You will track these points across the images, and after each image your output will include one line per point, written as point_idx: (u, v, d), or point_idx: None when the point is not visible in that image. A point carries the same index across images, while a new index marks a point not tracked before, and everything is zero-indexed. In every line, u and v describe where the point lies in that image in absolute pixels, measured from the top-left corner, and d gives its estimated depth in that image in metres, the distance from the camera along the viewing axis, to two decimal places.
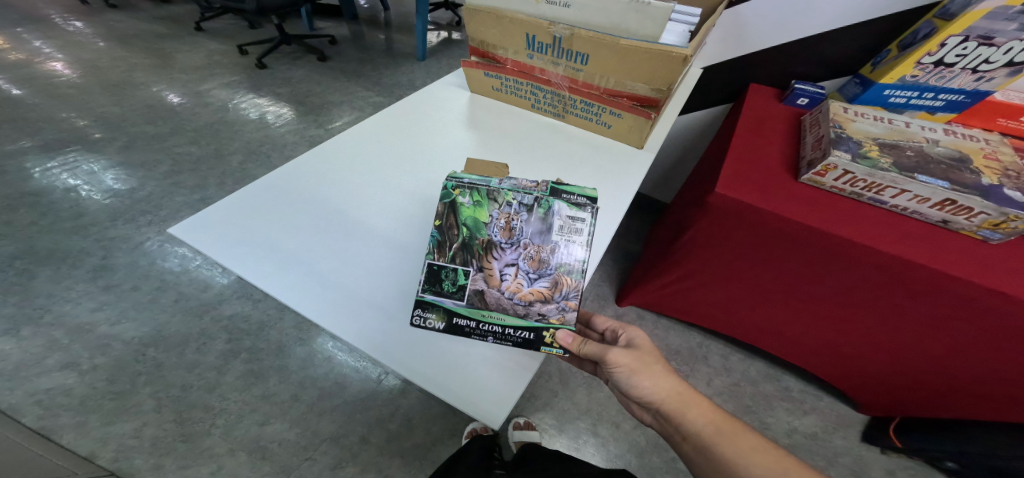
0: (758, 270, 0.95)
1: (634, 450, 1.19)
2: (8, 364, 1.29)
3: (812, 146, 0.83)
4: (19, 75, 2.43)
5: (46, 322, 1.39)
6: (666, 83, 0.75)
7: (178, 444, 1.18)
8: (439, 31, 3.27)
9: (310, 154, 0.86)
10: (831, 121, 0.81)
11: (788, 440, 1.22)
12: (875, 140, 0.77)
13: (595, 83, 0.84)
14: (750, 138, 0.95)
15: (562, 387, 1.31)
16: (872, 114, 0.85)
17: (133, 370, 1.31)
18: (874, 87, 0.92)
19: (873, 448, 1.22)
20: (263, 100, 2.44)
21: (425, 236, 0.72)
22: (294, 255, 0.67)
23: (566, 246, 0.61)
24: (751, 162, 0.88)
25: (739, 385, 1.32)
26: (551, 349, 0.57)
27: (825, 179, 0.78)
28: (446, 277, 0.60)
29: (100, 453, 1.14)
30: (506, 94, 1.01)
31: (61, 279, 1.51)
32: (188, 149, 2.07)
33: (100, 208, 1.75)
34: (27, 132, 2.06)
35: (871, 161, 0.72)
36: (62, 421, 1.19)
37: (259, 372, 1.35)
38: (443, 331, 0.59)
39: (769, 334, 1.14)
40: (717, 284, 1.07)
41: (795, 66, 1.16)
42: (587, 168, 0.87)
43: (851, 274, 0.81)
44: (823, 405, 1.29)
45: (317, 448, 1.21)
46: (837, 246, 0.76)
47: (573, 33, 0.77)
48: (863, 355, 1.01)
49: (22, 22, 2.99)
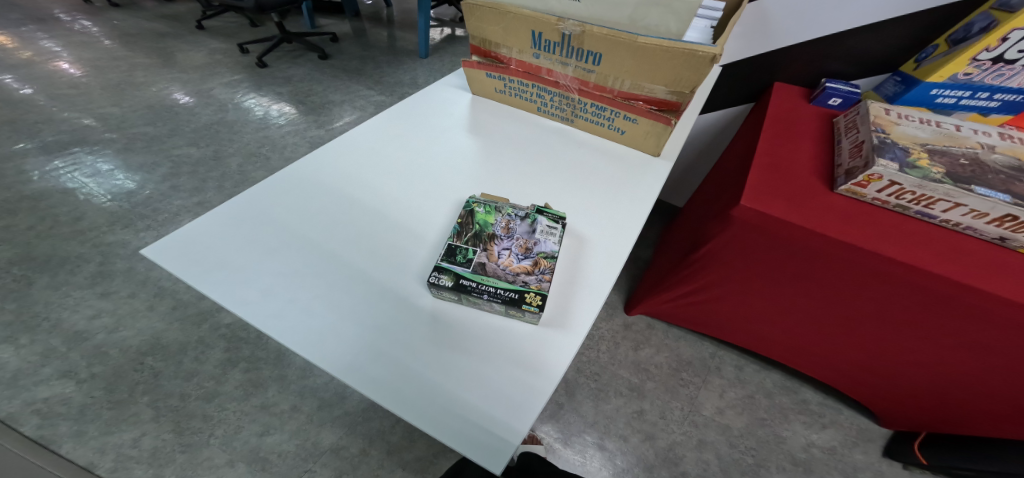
0: (782, 285, 0.88)
1: (643, 465, 1.12)
2: (6, 372, 1.26)
3: (851, 154, 0.77)
4: (20, 75, 2.41)
5: (44, 330, 1.36)
6: (689, 85, 0.69)
7: (177, 454, 1.14)
8: (443, 27, 3.20)
9: (300, 164, 0.82)
10: (873, 125, 0.74)
11: (805, 455, 1.15)
12: (924, 145, 0.71)
13: (607, 85, 0.77)
14: (776, 144, 0.88)
15: (569, 399, 1.23)
16: (917, 117, 0.78)
17: (131, 379, 1.28)
18: (921, 86, 0.86)
19: (896, 464, 1.14)
20: (264, 99, 2.39)
21: (422, 255, 0.67)
22: (280, 278, 0.62)
23: (546, 241, 0.66)
24: (778, 172, 0.82)
25: (754, 397, 1.25)
26: (530, 307, 0.56)
27: (866, 189, 0.72)
28: (460, 252, 0.63)
29: (99, 463, 1.11)
30: (510, 97, 0.95)
31: (59, 285, 1.47)
32: (187, 150, 2.04)
33: (100, 212, 1.72)
34: (27, 133, 2.03)
35: (923, 171, 0.66)
36: (60, 431, 1.15)
37: (258, 381, 1.30)
38: (450, 290, 0.58)
39: (790, 350, 1.08)
40: (736, 298, 1.02)
41: (822, 62, 1.08)
42: (598, 178, 0.81)
43: (888, 293, 0.74)
44: (844, 419, 1.22)
45: (317, 459, 1.16)
46: (875, 264, 0.70)
47: (584, 30, 0.70)
48: (895, 374, 0.94)
49: (26, 22, 2.97)
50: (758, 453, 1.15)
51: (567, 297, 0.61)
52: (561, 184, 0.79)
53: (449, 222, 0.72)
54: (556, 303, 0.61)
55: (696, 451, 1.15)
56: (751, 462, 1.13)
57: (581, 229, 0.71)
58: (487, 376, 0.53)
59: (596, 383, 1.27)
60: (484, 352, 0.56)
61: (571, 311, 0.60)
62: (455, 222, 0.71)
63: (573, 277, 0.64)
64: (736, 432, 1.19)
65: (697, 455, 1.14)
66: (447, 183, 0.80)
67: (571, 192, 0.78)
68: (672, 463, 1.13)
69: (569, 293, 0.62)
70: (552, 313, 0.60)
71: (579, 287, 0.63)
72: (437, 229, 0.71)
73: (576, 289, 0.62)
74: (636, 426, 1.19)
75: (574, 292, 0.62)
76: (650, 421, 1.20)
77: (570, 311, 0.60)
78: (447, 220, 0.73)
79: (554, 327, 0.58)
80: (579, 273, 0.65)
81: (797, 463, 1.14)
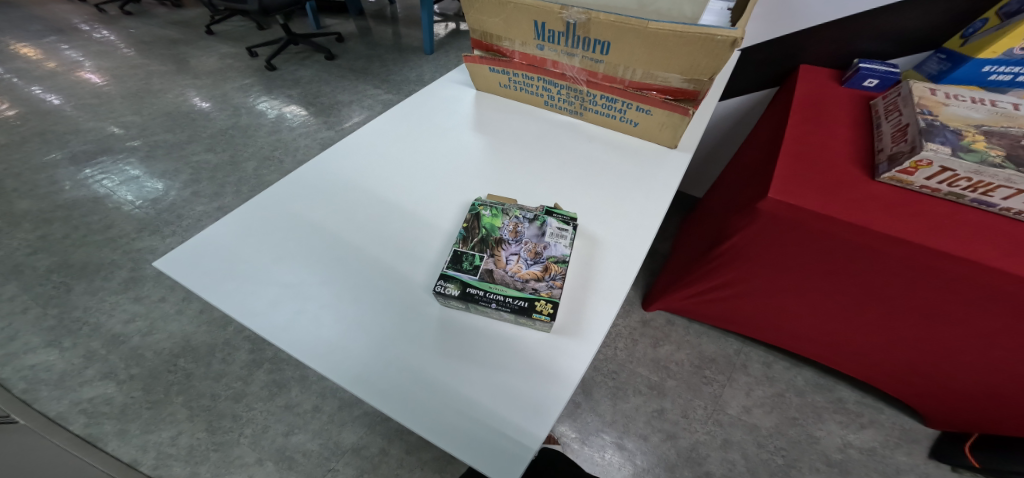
0: (816, 280, 0.83)
1: (664, 465, 1.10)
2: (53, 374, 1.33)
3: (893, 137, 0.71)
4: (47, 86, 2.50)
5: (84, 334, 1.43)
6: (707, 73, 0.63)
7: (211, 453, 1.19)
8: (448, 22, 3.15)
9: (305, 169, 0.81)
10: (917, 106, 0.68)
11: (841, 456, 1.10)
12: (977, 127, 0.64)
13: (617, 75, 0.73)
14: (804, 129, 0.82)
15: (586, 398, 1.21)
16: (967, 96, 0.71)
17: (167, 380, 1.33)
18: (971, 63, 0.78)
19: (943, 466, 1.07)
20: (275, 102, 2.42)
21: (428, 260, 0.65)
22: (287, 289, 0.62)
23: (556, 244, 0.63)
24: (809, 160, 0.76)
25: (784, 396, 1.20)
26: (540, 316, 0.54)
27: (913, 177, 0.66)
28: (467, 259, 0.61)
29: (143, 460, 1.17)
30: (516, 91, 0.91)
31: (95, 291, 1.55)
32: (205, 156, 2.09)
33: (128, 219, 1.79)
34: (57, 144, 2.12)
35: (980, 155, 0.60)
36: (105, 429, 1.22)
37: (281, 382, 1.34)
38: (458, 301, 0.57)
39: (823, 345, 1.02)
40: (764, 294, 0.96)
41: (854, 43, 0.99)
42: (610, 174, 0.77)
43: (940, 289, 0.68)
44: (884, 419, 1.15)
45: (340, 459, 1.19)
46: (926, 258, 0.64)
47: (590, 18, 0.65)
48: (940, 368, 0.87)
49: (47, 33, 3.08)
50: (788, 453, 1.11)
51: (579, 303, 0.58)
52: (571, 182, 0.76)
53: (455, 226, 0.70)
54: (569, 310, 0.58)
55: (720, 451, 1.12)
56: (781, 462, 1.09)
57: (595, 230, 0.68)
58: (500, 386, 0.51)
59: (614, 382, 1.25)
60: (496, 362, 0.53)
61: (584, 318, 0.57)
62: (460, 226, 0.69)
63: (587, 281, 0.61)
64: (764, 432, 1.14)
65: (722, 455, 1.11)
66: (452, 185, 0.77)
67: (581, 191, 0.74)
68: (694, 463, 1.10)
69: (583, 298, 0.59)
70: (564, 320, 0.57)
71: (593, 291, 0.60)
72: (443, 234, 0.69)
73: (589, 295, 0.59)
74: (657, 425, 1.16)
75: (587, 297, 0.59)
76: (671, 420, 1.17)
77: (584, 318, 0.57)
78: (453, 224, 0.71)
79: (568, 335, 0.55)
80: (593, 277, 0.61)
81: (831, 464, 1.09)
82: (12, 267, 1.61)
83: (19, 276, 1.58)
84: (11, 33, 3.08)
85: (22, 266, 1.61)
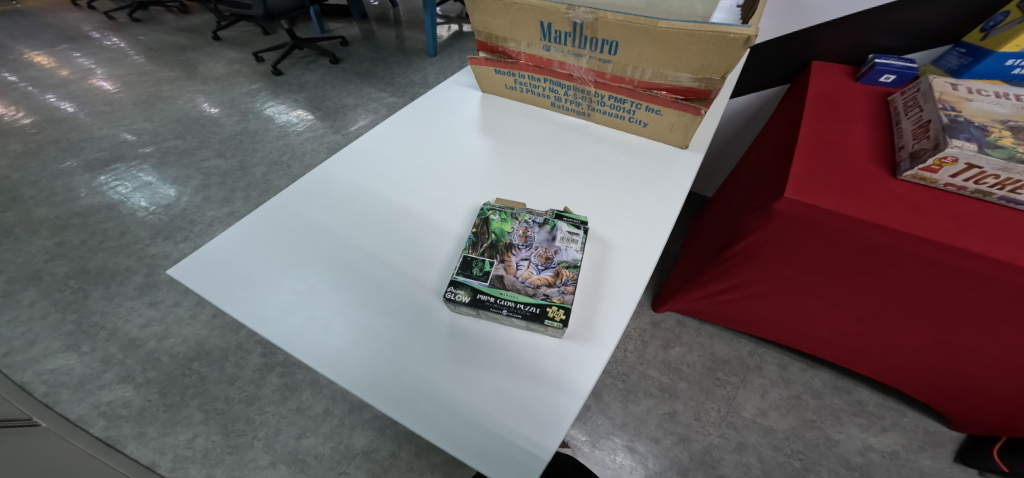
0: (832, 280, 0.80)
1: (676, 468, 1.08)
2: (72, 378, 1.36)
3: (914, 134, 0.68)
4: (61, 94, 2.56)
5: (102, 338, 1.46)
6: (719, 71, 0.62)
7: (225, 456, 1.20)
8: (450, 24, 3.14)
9: (313, 176, 0.81)
10: (939, 101, 0.65)
11: (862, 459, 1.07)
12: (1003, 122, 0.62)
13: (625, 75, 0.71)
14: (820, 126, 0.80)
15: (596, 400, 1.20)
16: (991, 90, 0.68)
17: (182, 384, 1.35)
18: (993, 57, 0.76)
19: (968, 470, 1.04)
20: (282, 106, 2.44)
21: (436, 265, 0.65)
22: (299, 296, 0.62)
23: (567, 249, 0.62)
24: (825, 157, 0.74)
25: (800, 398, 1.18)
26: (553, 322, 0.53)
27: (937, 175, 0.64)
28: (477, 264, 0.60)
29: (160, 463, 1.19)
30: (522, 93, 0.90)
31: (111, 297, 1.58)
32: (215, 162, 2.11)
33: (142, 225, 1.82)
34: (72, 152, 2.17)
35: (1008, 151, 0.57)
36: (124, 432, 1.25)
37: (293, 386, 1.35)
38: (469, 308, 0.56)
39: (840, 346, 1.00)
40: (778, 295, 0.94)
41: (869, 38, 0.96)
42: (620, 175, 0.76)
43: (962, 288, 0.66)
44: (907, 421, 1.12)
45: (351, 462, 1.19)
46: (950, 259, 0.62)
47: (597, 18, 0.64)
48: (965, 369, 0.84)
49: (59, 41, 3.14)
50: (805, 457, 1.08)
51: (591, 307, 0.58)
52: (580, 184, 0.75)
53: (465, 231, 0.70)
54: (581, 315, 0.57)
55: (735, 454, 1.10)
56: (798, 466, 1.07)
57: (605, 233, 0.67)
58: (513, 395, 0.51)
59: (624, 384, 1.23)
60: (508, 370, 0.53)
61: (597, 323, 0.56)
62: (470, 230, 0.68)
63: (598, 286, 0.60)
64: (781, 435, 1.12)
65: (737, 458, 1.09)
66: (460, 189, 0.76)
67: (592, 193, 0.73)
68: (708, 465, 1.08)
69: (594, 303, 0.58)
70: (576, 326, 0.56)
71: (605, 296, 0.59)
72: (453, 237, 0.69)
73: (601, 298, 0.58)
74: (669, 428, 1.15)
75: (599, 302, 0.58)
76: (683, 422, 1.15)
77: (597, 322, 0.56)
78: (462, 228, 0.70)
79: (579, 341, 0.55)
80: (605, 281, 0.60)
81: (852, 467, 1.06)
82: (31, 274, 1.65)
83: (38, 282, 1.62)
84: (27, 42, 3.15)
85: (40, 272, 1.65)
